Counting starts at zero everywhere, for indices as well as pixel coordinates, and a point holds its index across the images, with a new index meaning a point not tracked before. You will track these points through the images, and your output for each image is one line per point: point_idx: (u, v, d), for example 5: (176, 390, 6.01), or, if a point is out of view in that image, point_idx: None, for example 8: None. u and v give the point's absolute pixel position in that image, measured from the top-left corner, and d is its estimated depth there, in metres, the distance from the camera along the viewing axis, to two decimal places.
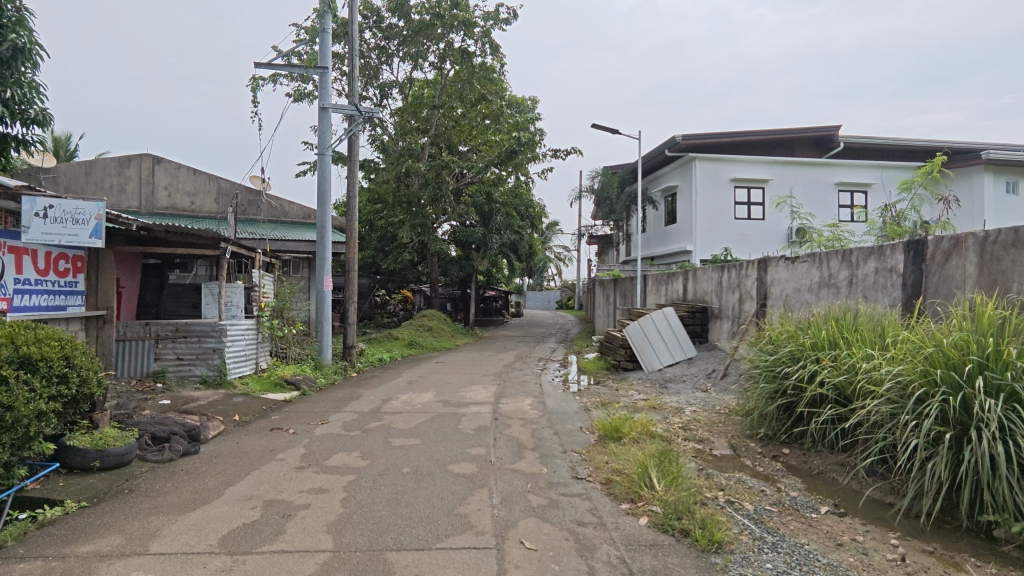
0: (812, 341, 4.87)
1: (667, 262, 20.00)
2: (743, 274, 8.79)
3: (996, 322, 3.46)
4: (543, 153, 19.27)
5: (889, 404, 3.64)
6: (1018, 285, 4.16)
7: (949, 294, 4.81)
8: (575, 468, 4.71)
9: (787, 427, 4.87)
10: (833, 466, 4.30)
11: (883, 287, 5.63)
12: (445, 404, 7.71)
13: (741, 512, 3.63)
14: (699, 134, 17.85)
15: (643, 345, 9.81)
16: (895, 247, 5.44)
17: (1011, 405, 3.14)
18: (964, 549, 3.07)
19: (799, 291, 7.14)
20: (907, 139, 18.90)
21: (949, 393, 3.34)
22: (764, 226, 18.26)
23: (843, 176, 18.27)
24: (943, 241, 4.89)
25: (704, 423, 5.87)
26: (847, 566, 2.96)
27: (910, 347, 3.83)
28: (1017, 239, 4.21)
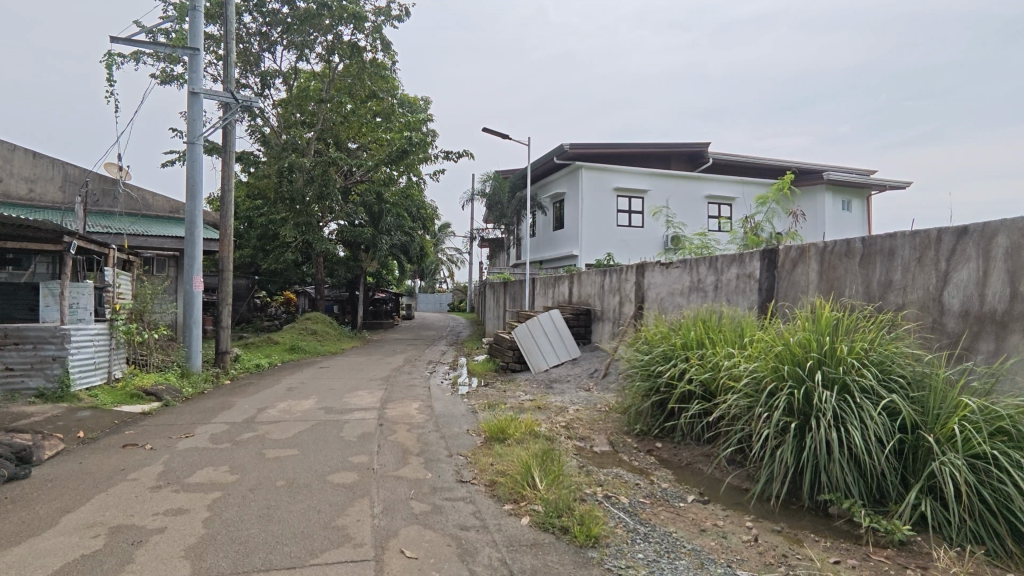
0: (682, 341, 5.23)
1: (555, 265, 20.64)
2: (623, 278, 9.26)
3: (832, 323, 3.90)
4: (435, 155, 19.12)
5: (746, 398, 3.99)
6: (850, 291, 4.73)
7: (796, 297, 5.37)
8: (459, 472, 4.68)
9: (660, 422, 5.18)
10: (699, 457, 4.62)
11: (743, 291, 6.18)
12: (327, 411, 7.34)
13: (617, 506, 3.79)
14: (585, 144, 18.64)
15: (530, 346, 10.00)
16: (753, 254, 5.99)
17: (844, 396, 3.54)
18: (805, 526, 3.41)
19: (672, 294, 7.64)
20: (764, 159, 21.01)
21: (794, 386, 3.72)
22: (643, 234, 19.43)
23: (711, 189, 19.91)
24: (791, 250, 5.45)
25: (586, 421, 6.09)
26: (708, 550, 3.18)
27: (763, 345, 4.22)
28: (849, 250, 4.79)
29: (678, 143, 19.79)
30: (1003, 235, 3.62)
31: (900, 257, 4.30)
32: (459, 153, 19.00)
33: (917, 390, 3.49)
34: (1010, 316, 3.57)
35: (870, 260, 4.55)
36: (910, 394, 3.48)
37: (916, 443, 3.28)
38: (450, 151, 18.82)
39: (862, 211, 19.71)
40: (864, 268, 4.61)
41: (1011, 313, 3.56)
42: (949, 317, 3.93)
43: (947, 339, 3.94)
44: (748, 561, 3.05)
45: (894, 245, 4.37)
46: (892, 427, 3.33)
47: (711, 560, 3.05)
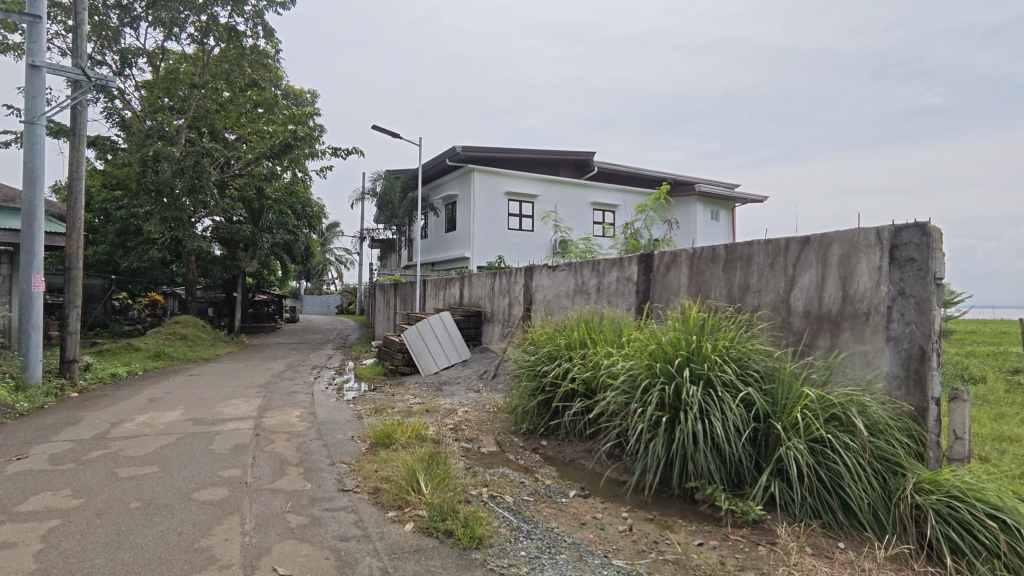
0: (566, 341, 5.43)
1: (447, 267, 20.55)
2: (512, 281, 9.42)
3: (698, 322, 4.22)
4: (322, 150, 18.30)
5: (623, 394, 4.22)
6: (714, 293, 5.15)
7: (668, 299, 5.76)
8: (341, 480, 4.49)
9: (545, 421, 5.32)
10: (581, 453, 4.80)
11: (622, 293, 6.53)
12: (195, 423, 6.73)
13: (501, 505, 3.84)
14: (478, 147, 18.77)
15: (420, 349, 9.85)
16: (631, 259, 6.35)
17: (708, 389, 3.84)
18: (674, 513, 3.66)
19: (558, 296, 7.89)
20: (644, 170, 22.37)
21: (665, 381, 3.98)
22: (533, 237, 19.92)
23: (597, 196, 20.86)
24: (665, 255, 5.84)
25: (474, 422, 6.12)
26: (587, 542, 3.30)
27: (639, 344, 4.48)
28: (713, 255, 5.22)
29: (566, 151, 20.52)
30: (837, 244, 4.13)
31: (756, 263, 4.76)
32: (348, 150, 18.34)
33: (768, 382, 3.87)
34: (842, 315, 4.06)
35: (732, 265, 4.98)
36: (763, 386, 3.84)
37: (768, 430, 3.62)
38: (338, 147, 18.11)
39: (728, 221, 21.66)
40: (727, 272, 5.04)
41: (843, 313, 4.06)
42: (795, 317, 4.40)
43: (793, 336, 4.41)
44: (623, 550, 3.21)
45: (751, 252, 4.82)
46: (748, 417, 3.66)
47: (589, 552, 3.18)
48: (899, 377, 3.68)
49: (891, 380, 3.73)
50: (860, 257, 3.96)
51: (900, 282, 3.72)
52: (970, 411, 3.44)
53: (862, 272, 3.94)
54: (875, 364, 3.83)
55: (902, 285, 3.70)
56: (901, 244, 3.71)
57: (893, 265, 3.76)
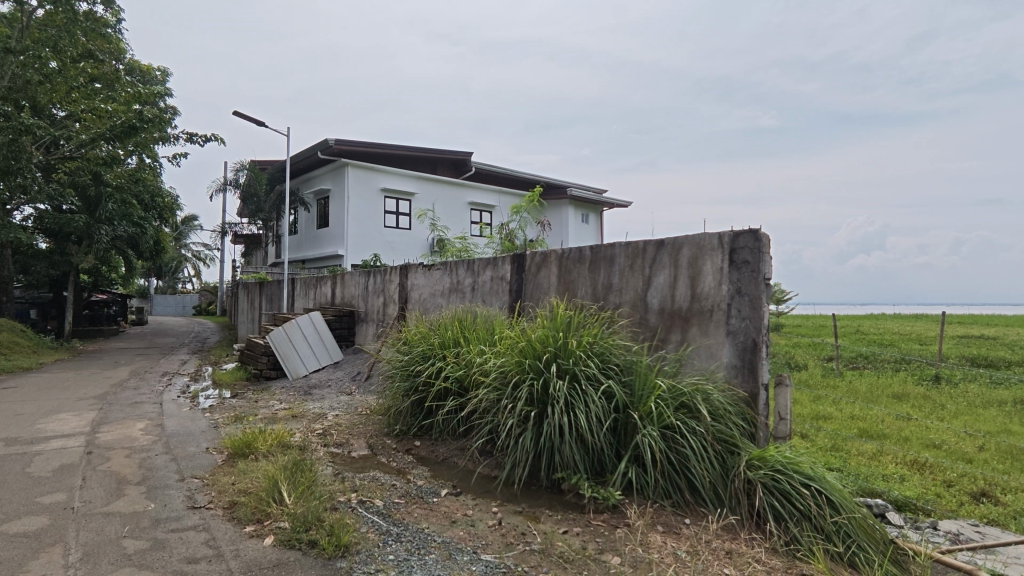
0: (440, 340, 5.44)
1: (319, 265, 19.59)
2: (387, 280, 9.21)
3: (565, 320, 4.43)
4: (174, 135, 16.61)
5: (494, 391, 4.33)
6: (581, 291, 5.42)
7: (538, 298, 5.96)
8: (192, 497, 4.09)
9: (418, 421, 5.26)
10: (454, 451, 4.80)
11: (496, 292, 6.64)
12: (9, 443, 5.78)
13: (370, 510, 3.73)
14: (351, 141, 18.11)
15: (287, 351, 9.28)
16: (504, 258, 6.48)
17: (573, 383, 4.04)
18: (542, 504, 3.80)
19: (434, 295, 7.85)
20: (519, 172, 22.96)
21: (534, 377, 4.13)
22: (410, 236, 19.63)
23: (474, 196, 21.04)
24: (536, 255, 6.03)
25: (346, 426, 5.89)
26: (457, 540, 3.32)
27: (509, 342, 4.61)
28: (580, 256, 5.48)
29: (443, 150, 20.48)
30: (686, 248, 4.52)
31: (617, 264, 5.07)
32: (206, 137, 16.82)
33: (626, 374, 4.15)
34: (690, 312, 4.46)
35: (597, 265, 5.27)
36: (622, 378, 4.11)
37: (626, 420, 3.88)
38: (194, 133, 16.55)
39: (596, 224, 22.90)
40: (592, 272, 5.32)
41: (691, 310, 4.46)
42: (651, 314, 4.76)
43: (648, 332, 4.77)
44: (491, 545, 3.26)
45: (613, 253, 5.12)
46: (608, 408, 3.90)
47: (458, 550, 3.19)
48: (736, 366, 4.12)
49: (730, 369, 4.15)
50: (706, 259, 4.37)
51: (737, 282, 4.16)
52: (791, 395, 3.93)
53: (707, 272, 4.36)
54: (717, 355, 4.25)
55: (739, 284, 4.15)
56: (739, 248, 4.15)
57: (732, 266, 4.20)
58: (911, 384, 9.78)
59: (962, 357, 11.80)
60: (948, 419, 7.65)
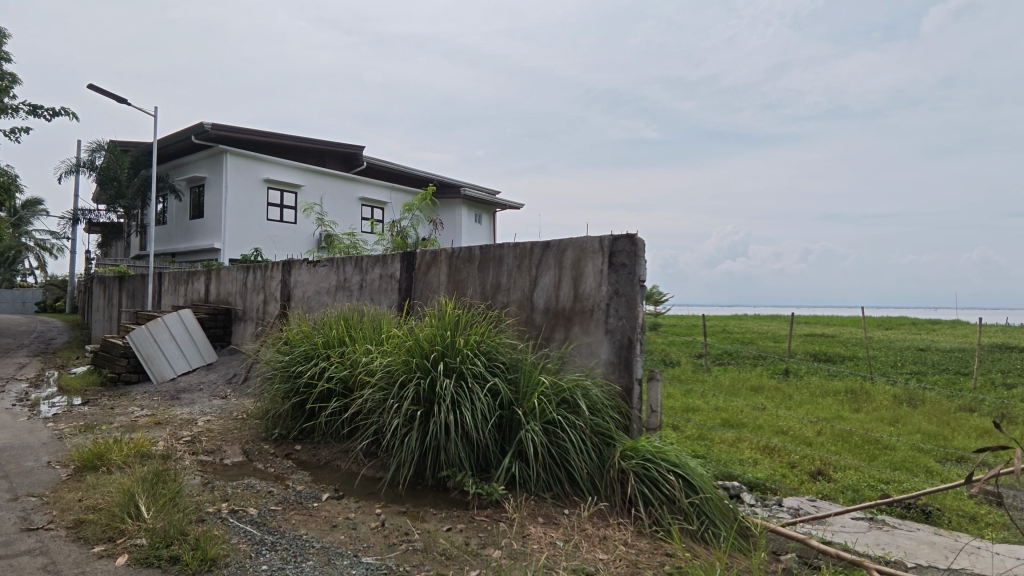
0: (324, 340, 5.26)
1: (191, 259, 18.06)
2: (268, 276, 8.70)
3: (453, 319, 4.46)
4: (13, 106, 14.53)
5: (380, 391, 4.27)
6: (470, 291, 5.47)
7: (428, 297, 5.93)
8: (27, 518, 3.62)
9: (299, 424, 5.04)
10: (337, 454, 4.65)
11: (384, 290, 6.52)
12: None
13: (243, 520, 3.52)
14: (230, 127, 16.85)
15: (152, 352, 8.49)
16: (394, 256, 6.37)
17: (460, 382, 4.08)
18: (426, 503, 3.80)
19: (318, 293, 7.54)
20: (413, 170, 22.65)
21: (421, 376, 4.13)
22: (295, 230, 18.66)
23: (365, 192, 20.41)
24: (426, 254, 5.99)
25: (218, 431, 5.49)
26: (337, 545, 3.23)
27: (396, 341, 4.56)
28: (469, 255, 5.53)
29: (333, 142, 19.69)
30: (570, 250, 4.73)
31: (506, 264, 5.18)
32: (53, 111, 14.88)
33: (512, 372, 4.26)
34: (573, 312, 4.67)
35: (486, 265, 5.35)
36: (508, 376, 4.21)
37: (511, 416, 3.98)
38: (39, 105, 14.58)
39: (489, 224, 23.17)
40: (481, 271, 5.40)
41: (574, 310, 4.67)
42: (536, 314, 4.92)
43: (534, 331, 4.93)
44: (374, 547, 3.21)
45: (501, 253, 5.23)
46: (493, 405, 3.98)
47: (338, 555, 3.10)
48: (614, 363, 4.38)
49: (607, 366, 4.41)
50: (588, 261, 4.60)
51: (616, 283, 4.42)
52: (662, 389, 4.25)
53: (589, 274, 4.59)
54: (596, 353, 4.49)
55: (617, 285, 4.41)
56: (617, 251, 4.41)
57: (611, 268, 4.45)
58: (766, 378, 10.90)
59: (807, 353, 13.36)
60: (795, 408, 8.64)
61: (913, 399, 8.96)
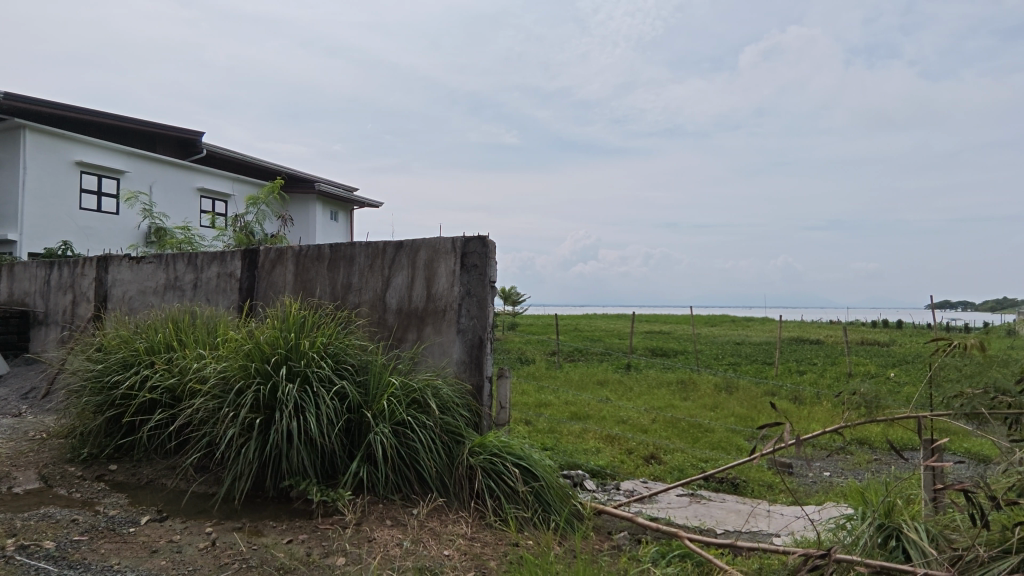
0: (147, 345, 4.72)
1: None
2: (79, 273, 7.56)
3: (298, 320, 4.24)
4: None
5: (213, 400, 3.94)
6: (319, 290, 5.23)
7: (272, 297, 5.56)
8: None
9: (114, 441, 4.45)
10: (162, 472, 4.18)
11: (222, 290, 6.00)
12: None
13: (36, 556, 3.04)
14: (31, 99, 14.37)
15: None
16: (234, 253, 5.89)
17: (304, 387, 3.89)
18: (265, 516, 3.57)
19: (143, 293, 6.73)
20: (261, 161, 21.07)
21: (261, 381, 3.87)
22: (115, 222, 16.43)
23: (204, 182, 18.58)
24: (270, 251, 5.61)
25: (7, 456, 4.67)
26: (155, 572, 2.91)
27: (233, 345, 4.23)
28: (318, 254, 5.29)
29: (166, 126, 17.65)
30: (423, 250, 4.73)
31: (357, 263, 5.04)
32: None
33: (361, 374, 4.16)
34: (425, 312, 4.68)
35: (336, 264, 5.15)
36: (357, 378, 4.10)
37: (360, 419, 3.88)
38: None
39: (345, 222, 22.33)
40: (330, 271, 5.19)
41: (426, 310, 4.67)
42: (389, 314, 4.85)
43: (386, 331, 4.86)
44: (201, 569, 2.95)
45: (353, 252, 5.06)
46: (340, 408, 3.85)
47: None
48: (464, 362, 4.47)
49: (459, 365, 4.48)
50: (440, 262, 4.64)
51: (467, 284, 4.51)
52: (510, 386, 4.41)
53: (441, 274, 4.63)
54: (448, 352, 4.54)
55: (469, 286, 4.50)
56: (469, 252, 4.51)
57: (463, 269, 4.53)
58: (611, 372, 11.77)
59: (646, 348, 14.66)
60: (634, 399, 9.44)
61: (730, 387, 10.22)
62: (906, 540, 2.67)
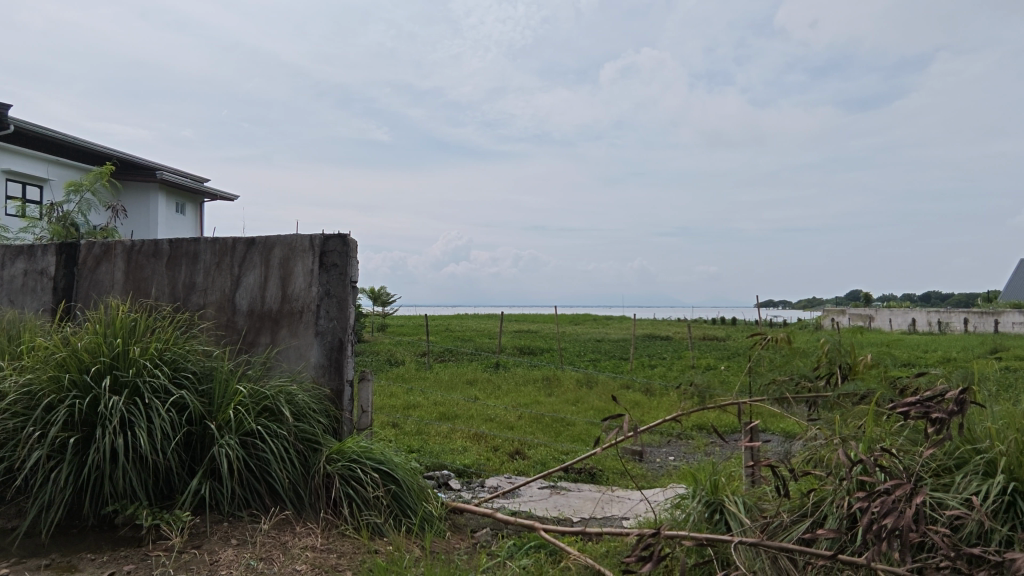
0: None
1: None
2: None
3: (126, 324, 3.78)
4: None
5: (15, 419, 3.38)
6: (155, 290, 4.69)
7: (95, 299, 4.89)
8: None
9: None
10: None
11: (31, 290, 5.17)
12: None
13: None
14: None
15: None
16: (47, 248, 5.09)
17: (133, 399, 3.47)
18: (83, 548, 3.14)
19: None
20: (88, 142, 18.46)
21: (79, 395, 3.40)
22: None
23: (11, 163, 15.93)
24: (94, 246, 4.92)
25: None
26: None
27: (42, 354, 3.66)
28: (155, 250, 4.74)
29: None
30: (278, 248, 4.44)
31: (201, 261, 4.59)
32: None
33: (205, 382, 3.81)
34: (280, 313, 4.40)
35: (176, 262, 4.65)
36: (199, 387, 3.74)
37: (203, 431, 3.54)
38: None
39: (193, 216, 20.31)
40: (169, 269, 4.67)
41: (281, 311, 4.40)
42: (238, 316, 4.49)
43: (235, 335, 4.49)
44: None
45: (196, 249, 4.61)
46: (178, 421, 3.49)
47: None
48: (323, 365, 4.26)
49: (316, 368, 4.27)
50: (297, 261, 4.39)
51: (326, 284, 4.32)
52: (372, 389, 4.30)
53: (298, 273, 4.38)
54: (305, 356, 4.31)
55: (328, 286, 4.31)
56: (328, 251, 4.32)
57: (322, 268, 4.33)
58: (480, 371, 11.92)
59: (514, 347, 15.06)
60: (501, 397, 9.66)
61: (590, 381, 10.84)
62: (727, 514, 3.01)
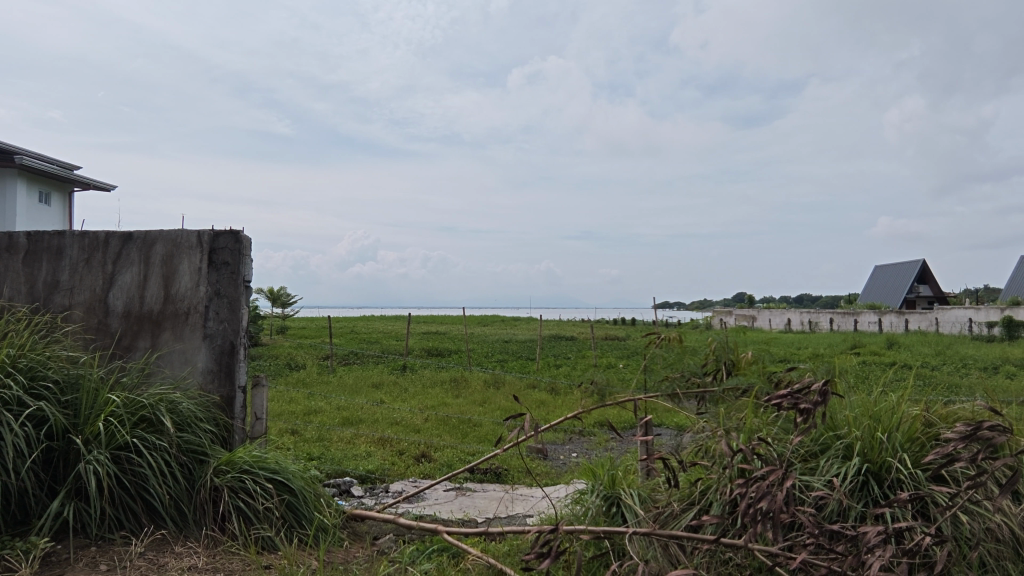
0: None
1: None
2: None
3: None
4: None
5: None
6: (8, 289, 4.15)
7: None
8: None
9: None
10: None
11: None
12: None
13: None
14: None
15: None
16: None
17: None
18: None
19: None
20: None
21: None
22: None
23: None
24: None
25: None
26: None
27: None
28: (9, 244, 4.19)
29: None
30: (160, 243, 4.09)
31: (67, 257, 4.12)
32: None
33: (70, 393, 3.42)
34: (162, 315, 4.05)
35: (35, 258, 4.14)
36: (61, 398, 3.35)
37: (66, 447, 3.19)
38: None
39: (61, 206, 18.26)
40: (27, 266, 4.15)
41: (163, 312, 4.05)
42: (111, 318, 4.08)
43: (107, 339, 4.07)
44: None
45: (61, 244, 4.13)
46: (36, 436, 3.11)
47: None
48: (211, 371, 3.98)
49: (203, 374, 3.98)
50: (182, 258, 4.06)
51: (216, 283, 4.04)
52: (267, 395, 4.07)
53: (183, 272, 4.06)
54: (191, 361, 4.00)
55: (218, 286, 4.03)
56: (218, 249, 4.04)
57: (211, 267, 4.04)
58: (386, 374, 11.64)
59: (422, 349, 14.87)
60: (407, 400, 9.49)
61: (497, 382, 10.94)
62: (623, 507, 3.15)
